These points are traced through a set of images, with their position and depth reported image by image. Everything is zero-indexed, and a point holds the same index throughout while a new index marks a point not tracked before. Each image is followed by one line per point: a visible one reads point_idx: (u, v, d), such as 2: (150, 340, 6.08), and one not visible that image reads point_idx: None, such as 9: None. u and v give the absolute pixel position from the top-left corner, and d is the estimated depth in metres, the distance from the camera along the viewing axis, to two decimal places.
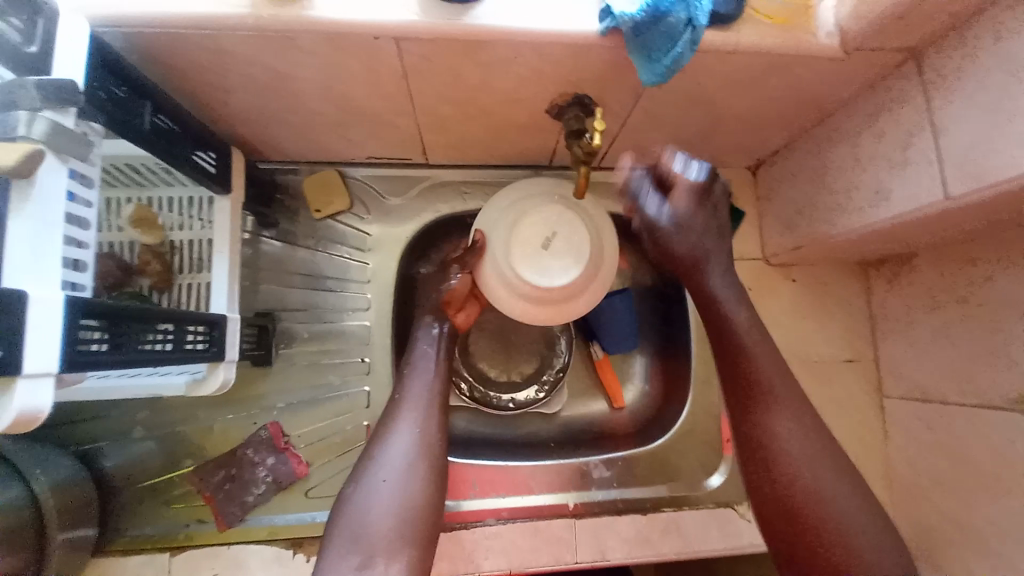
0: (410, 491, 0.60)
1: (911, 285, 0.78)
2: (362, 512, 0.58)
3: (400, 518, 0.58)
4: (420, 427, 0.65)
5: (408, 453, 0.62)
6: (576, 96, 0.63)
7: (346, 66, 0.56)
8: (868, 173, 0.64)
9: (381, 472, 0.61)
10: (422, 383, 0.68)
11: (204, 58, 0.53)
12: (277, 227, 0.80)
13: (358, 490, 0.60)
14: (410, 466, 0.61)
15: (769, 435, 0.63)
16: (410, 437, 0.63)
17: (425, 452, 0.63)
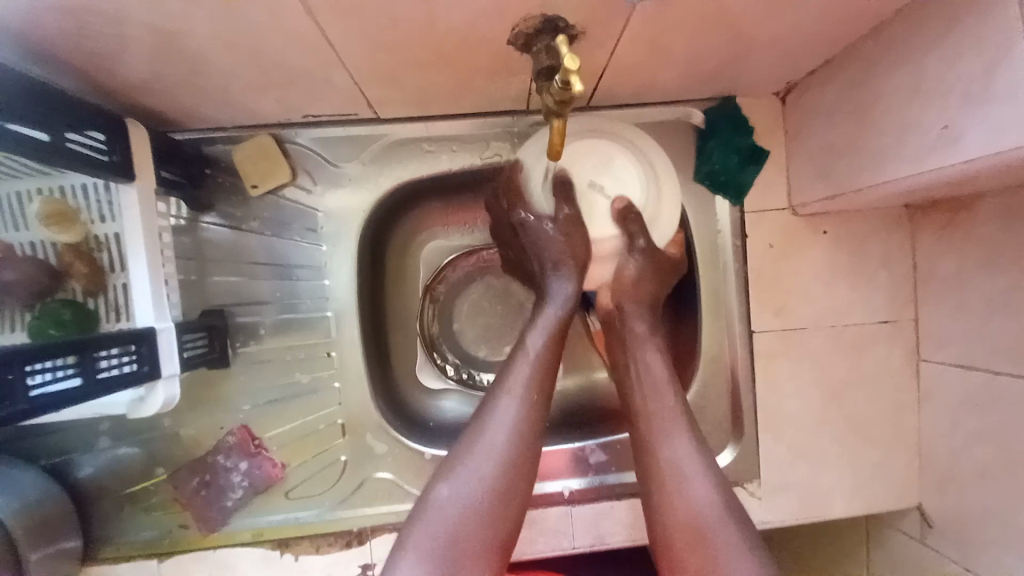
0: (504, 503, 0.51)
1: (970, 237, 0.64)
2: (444, 520, 0.49)
3: (489, 535, 0.50)
4: (521, 421, 0.53)
5: (507, 455, 0.52)
6: (546, 20, 0.47)
7: (233, 13, 0.41)
8: (940, 103, 0.48)
9: (469, 477, 0.51)
10: (530, 365, 0.56)
11: (34, 18, 0.39)
12: (216, 208, 0.69)
13: (443, 489, 0.51)
14: (504, 473, 0.52)
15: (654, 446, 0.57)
16: (512, 434, 0.53)
17: (525, 452, 0.53)
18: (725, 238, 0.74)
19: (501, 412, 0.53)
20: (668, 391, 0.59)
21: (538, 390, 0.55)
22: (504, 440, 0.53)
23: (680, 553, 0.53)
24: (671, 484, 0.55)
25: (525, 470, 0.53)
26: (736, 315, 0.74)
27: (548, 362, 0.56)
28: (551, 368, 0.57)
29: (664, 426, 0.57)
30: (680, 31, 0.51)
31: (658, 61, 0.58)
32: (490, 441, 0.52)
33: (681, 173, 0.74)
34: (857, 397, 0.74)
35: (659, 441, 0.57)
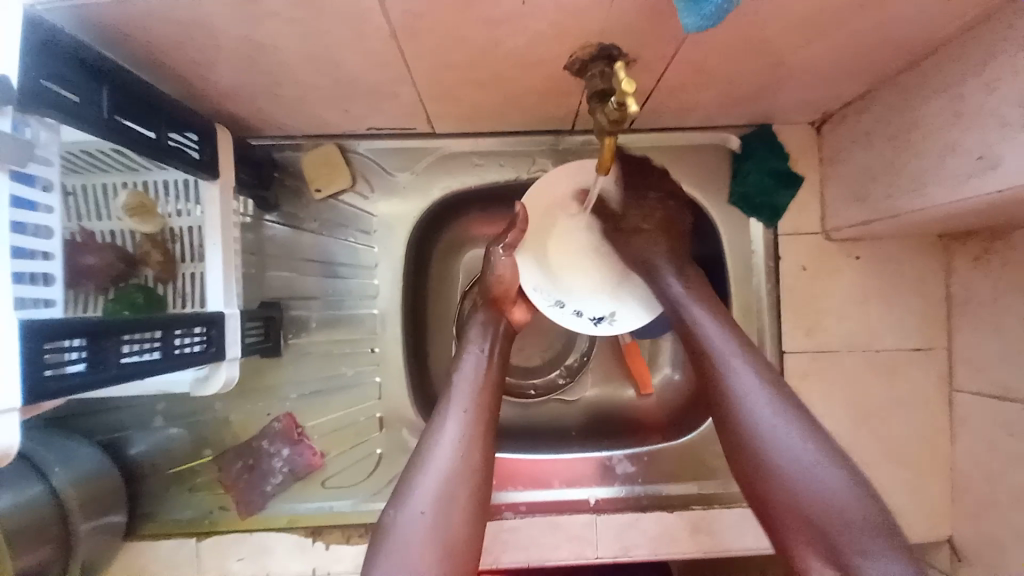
0: (462, 505, 0.53)
1: (1006, 265, 0.65)
2: (405, 528, 0.51)
3: (453, 538, 0.51)
4: (467, 435, 0.57)
5: (455, 467, 0.55)
6: (602, 48, 0.52)
7: (329, 32, 0.47)
8: (974, 133, 0.51)
9: (421, 490, 0.53)
10: (469, 384, 0.61)
11: (160, 32, 0.46)
12: (279, 209, 0.75)
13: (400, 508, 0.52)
14: (456, 481, 0.54)
15: (745, 408, 0.57)
16: (458, 449, 0.56)
17: (474, 462, 0.55)
18: (759, 257, 0.76)
19: (445, 431, 0.57)
20: (753, 378, 0.58)
21: (480, 407, 0.59)
22: (452, 454, 0.55)
23: (811, 536, 0.51)
24: (790, 476, 0.53)
25: (477, 474, 0.55)
26: (768, 332, 0.76)
27: (486, 384, 0.62)
28: (490, 390, 0.62)
29: (752, 413, 0.56)
30: (724, 59, 0.55)
31: (700, 88, 0.62)
32: (437, 459, 0.55)
33: (716, 193, 0.77)
34: (889, 422, 0.74)
35: (762, 440, 0.55)
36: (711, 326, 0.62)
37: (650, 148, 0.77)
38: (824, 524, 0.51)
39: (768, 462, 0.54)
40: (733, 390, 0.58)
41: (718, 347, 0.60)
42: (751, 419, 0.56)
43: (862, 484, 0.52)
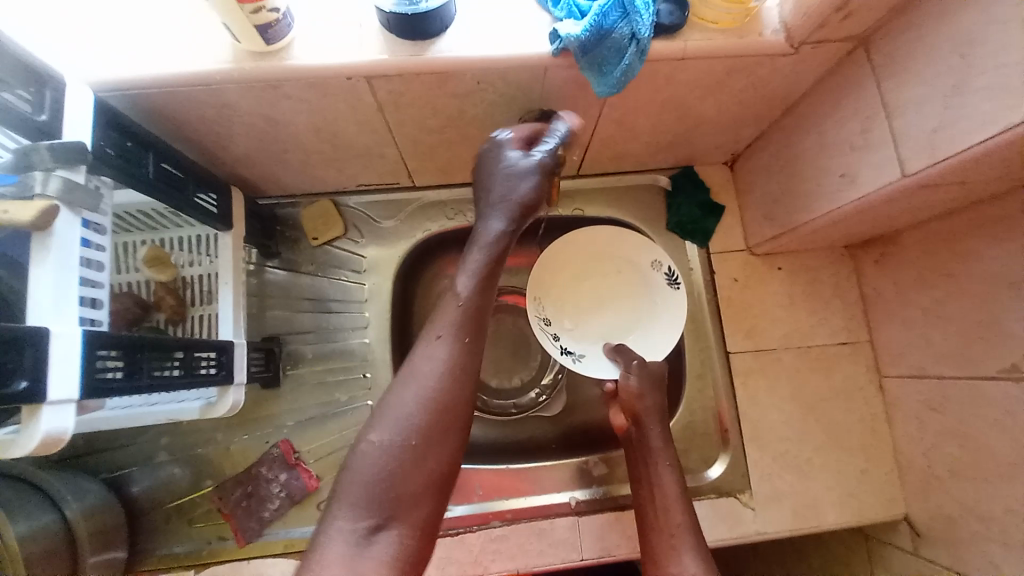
0: (435, 442, 0.54)
1: (899, 264, 0.79)
2: (371, 464, 0.52)
3: (423, 479, 0.53)
4: (451, 363, 0.57)
5: (435, 398, 0.55)
6: (542, 111, 0.66)
7: (330, 107, 0.61)
8: (836, 158, 0.65)
9: (394, 420, 0.54)
10: (457, 311, 0.59)
11: (198, 111, 0.58)
12: (280, 256, 0.85)
13: (374, 437, 0.53)
14: (432, 416, 0.54)
15: (670, 541, 0.65)
16: (438, 381, 0.56)
17: (454, 394, 0.56)
18: (698, 275, 0.88)
19: (428, 355, 0.57)
20: (680, 510, 0.68)
21: (467, 332, 0.59)
22: (433, 386, 0.55)
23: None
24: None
25: (456, 410, 0.56)
26: (713, 339, 0.87)
27: (475, 306, 0.59)
28: (475, 311, 0.59)
29: (672, 540, 0.65)
30: (643, 113, 0.70)
31: (629, 139, 0.78)
32: (417, 385, 0.55)
33: (657, 224, 0.91)
34: (830, 411, 0.83)
35: (670, 552, 0.64)
36: (660, 462, 0.71)
37: (598, 189, 0.91)
38: None
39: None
40: (667, 514, 0.67)
41: (662, 478, 0.70)
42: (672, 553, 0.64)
43: None
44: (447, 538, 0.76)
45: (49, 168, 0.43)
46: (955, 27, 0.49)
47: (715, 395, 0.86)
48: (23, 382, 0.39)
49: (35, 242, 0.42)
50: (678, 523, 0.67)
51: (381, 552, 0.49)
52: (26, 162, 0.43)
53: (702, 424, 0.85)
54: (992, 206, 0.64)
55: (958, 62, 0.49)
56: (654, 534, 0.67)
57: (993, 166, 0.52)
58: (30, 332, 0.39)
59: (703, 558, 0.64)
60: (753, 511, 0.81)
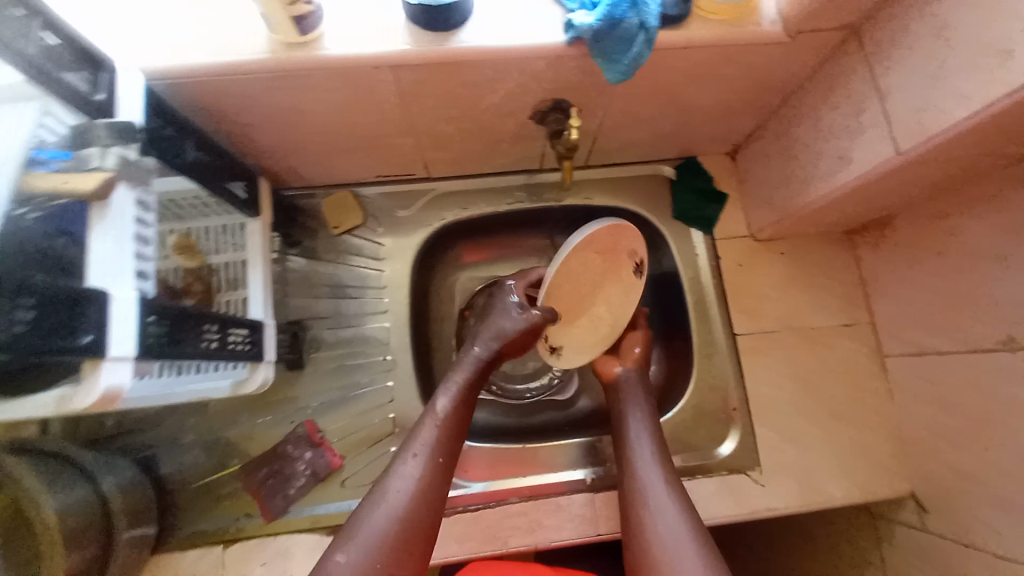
0: (400, 562, 0.57)
1: (896, 246, 0.82)
2: None
3: None
4: (423, 481, 0.63)
5: (404, 516, 0.60)
6: (553, 100, 0.71)
7: (354, 96, 0.65)
8: (832, 142, 0.69)
9: (365, 539, 0.58)
10: (435, 424, 0.67)
11: (231, 101, 0.62)
12: (301, 245, 0.89)
13: (340, 557, 0.57)
14: (402, 533, 0.59)
15: (643, 482, 0.69)
16: (407, 503, 0.60)
17: (422, 514, 0.61)
18: (703, 260, 0.92)
19: (403, 472, 0.63)
20: (659, 475, 0.69)
21: (441, 452, 0.65)
22: (402, 504, 0.60)
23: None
24: (668, 554, 0.61)
25: (422, 531, 0.60)
26: (718, 321, 0.90)
27: (452, 427, 0.68)
28: (456, 430, 0.68)
29: (650, 502, 0.66)
30: (648, 101, 0.74)
31: (634, 129, 0.82)
32: (388, 503, 0.60)
33: (662, 212, 0.94)
34: (833, 390, 0.86)
35: (650, 515, 0.65)
36: (639, 417, 0.76)
37: (605, 179, 0.94)
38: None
39: (651, 543, 0.63)
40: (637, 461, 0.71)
41: (638, 430, 0.74)
42: (645, 497, 0.67)
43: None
44: (466, 513, 0.79)
45: (107, 144, 0.46)
46: (938, 11, 0.53)
47: (725, 375, 0.88)
48: (88, 336, 0.42)
49: (95, 211, 0.45)
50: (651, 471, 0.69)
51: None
52: (85, 139, 0.46)
53: (711, 404, 0.88)
54: (982, 183, 0.67)
55: (941, 45, 0.53)
56: (634, 498, 0.68)
57: (976, 142, 0.56)
58: (93, 291, 0.42)
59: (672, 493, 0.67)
60: (761, 487, 0.83)
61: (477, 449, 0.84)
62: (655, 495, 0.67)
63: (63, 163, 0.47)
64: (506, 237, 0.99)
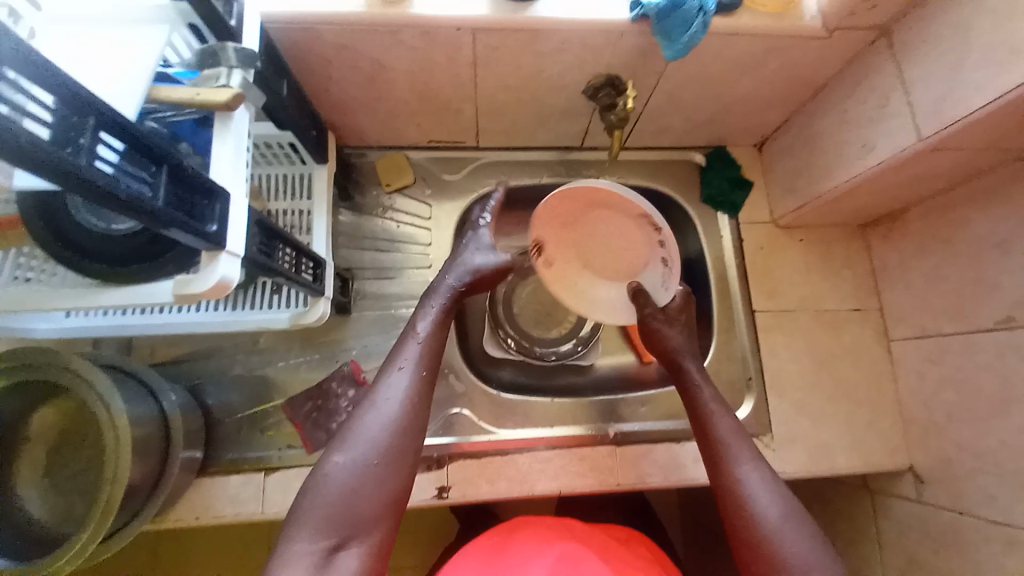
0: (395, 466, 0.59)
1: (905, 237, 0.89)
2: (335, 487, 0.56)
3: (384, 497, 0.57)
4: (412, 394, 0.64)
5: (397, 421, 0.61)
6: (608, 78, 0.77)
7: (429, 56, 0.71)
8: (857, 132, 0.76)
9: (361, 442, 0.59)
10: (417, 349, 0.68)
11: (322, 50, 0.68)
12: (351, 200, 0.94)
13: (338, 458, 0.58)
14: (395, 439, 0.60)
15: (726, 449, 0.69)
16: (399, 413, 0.62)
17: (412, 419, 0.62)
18: (727, 241, 0.98)
19: (393, 383, 0.64)
20: (732, 425, 0.71)
21: (426, 368, 0.67)
22: (394, 411, 0.62)
23: (753, 547, 0.61)
24: (743, 493, 0.65)
25: (412, 436, 0.61)
26: (738, 298, 0.96)
27: (432, 347, 0.69)
28: (439, 350, 0.70)
29: (732, 448, 0.69)
30: (691, 86, 0.81)
31: (674, 112, 0.88)
32: (382, 410, 0.61)
33: (690, 195, 1.01)
34: (842, 368, 0.92)
35: (743, 487, 0.65)
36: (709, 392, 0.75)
37: (640, 161, 1.01)
38: (763, 548, 0.60)
39: (741, 507, 0.64)
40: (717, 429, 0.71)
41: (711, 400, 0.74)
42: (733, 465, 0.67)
43: (820, 538, 0.61)
44: (497, 456, 0.84)
45: (232, 65, 0.52)
46: (960, 14, 0.60)
47: (741, 348, 0.94)
48: (213, 227, 0.45)
49: (218, 121, 0.50)
50: (730, 433, 0.70)
51: (344, 570, 0.51)
52: (214, 59, 0.52)
53: (727, 373, 0.94)
54: (990, 176, 0.74)
55: (961, 43, 0.60)
56: (716, 455, 0.69)
57: (989, 131, 0.63)
58: (220, 189, 0.46)
59: (756, 460, 0.67)
60: (772, 452, 0.89)
61: (508, 400, 0.89)
62: (747, 467, 0.66)
63: (191, 82, 0.51)
64: None
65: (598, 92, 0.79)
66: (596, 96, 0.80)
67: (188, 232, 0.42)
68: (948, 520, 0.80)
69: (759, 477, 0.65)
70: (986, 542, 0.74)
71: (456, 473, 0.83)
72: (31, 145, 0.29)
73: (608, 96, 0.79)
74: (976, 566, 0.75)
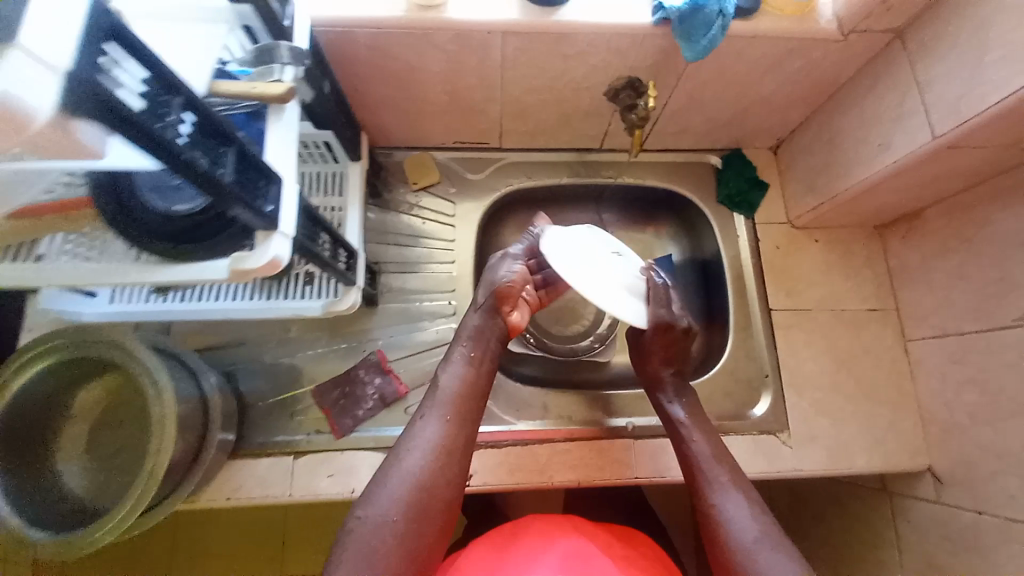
0: (421, 519, 0.61)
1: (923, 238, 0.90)
2: (362, 541, 0.59)
3: (410, 549, 0.59)
4: (440, 444, 0.66)
5: (424, 474, 0.64)
6: (629, 80, 0.81)
7: (462, 58, 0.75)
8: (873, 131, 0.78)
9: (389, 495, 0.62)
10: (446, 396, 0.70)
11: (362, 52, 0.73)
12: (379, 197, 0.98)
13: (366, 510, 0.61)
14: (422, 490, 0.62)
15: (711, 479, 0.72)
16: (426, 466, 0.64)
17: (440, 471, 0.64)
18: (744, 241, 1.00)
19: (421, 434, 0.67)
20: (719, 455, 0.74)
21: (454, 415, 0.69)
22: (421, 463, 0.64)
23: None
24: (725, 526, 0.67)
25: (441, 489, 0.64)
26: (756, 296, 0.97)
27: (464, 394, 0.71)
28: (473, 393, 0.72)
29: (716, 479, 0.72)
30: (710, 87, 0.84)
31: (693, 114, 0.91)
32: (410, 462, 0.64)
33: (708, 196, 1.03)
34: (860, 366, 0.93)
35: (724, 520, 0.68)
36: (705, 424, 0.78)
37: (658, 162, 1.04)
38: None
39: (722, 539, 0.67)
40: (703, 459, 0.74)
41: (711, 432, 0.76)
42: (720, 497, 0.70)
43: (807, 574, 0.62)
44: (518, 446, 0.86)
45: (286, 62, 0.55)
46: (975, 16, 0.62)
47: (759, 346, 0.95)
48: (269, 207, 0.49)
49: (272, 112, 0.54)
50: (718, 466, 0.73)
51: None
52: (269, 57, 0.56)
53: (745, 370, 0.95)
54: (1007, 176, 0.75)
55: (976, 43, 0.62)
56: (701, 485, 0.73)
57: (1006, 129, 0.65)
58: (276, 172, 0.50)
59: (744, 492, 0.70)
60: (790, 448, 0.89)
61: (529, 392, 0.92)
62: (735, 499, 0.69)
63: (247, 77, 0.55)
64: (561, 210, 1.09)
65: (620, 94, 0.83)
66: (618, 97, 0.83)
67: (248, 212, 0.46)
68: (969, 519, 0.80)
69: (744, 510, 0.68)
70: (1008, 540, 0.74)
71: (478, 461, 0.85)
72: (130, 115, 0.33)
73: (629, 97, 0.82)
74: (996, 564, 0.75)
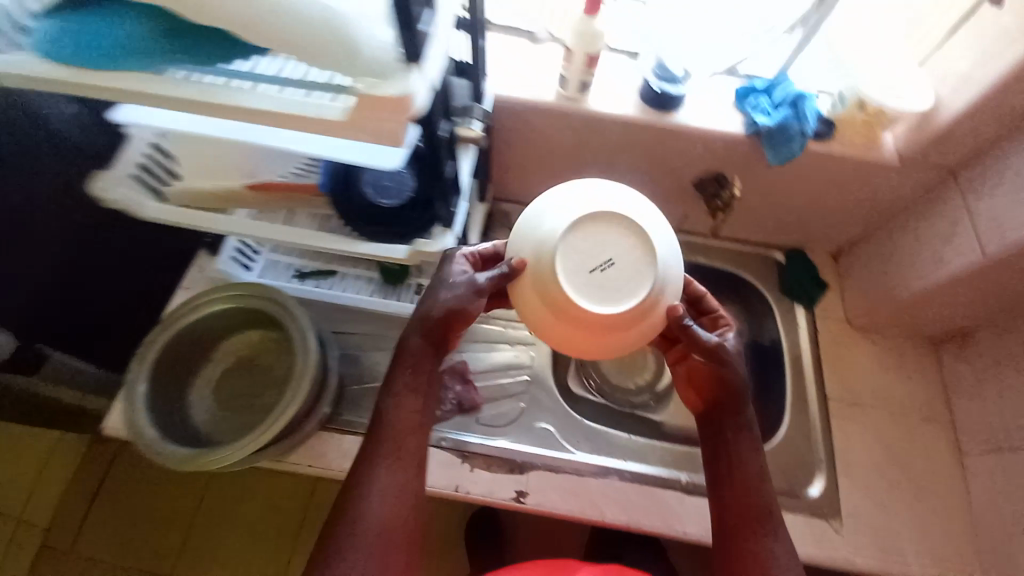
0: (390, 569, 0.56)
1: (977, 354, 0.97)
2: None
3: None
4: (396, 488, 0.60)
5: (383, 523, 0.58)
6: (716, 173, 0.98)
7: (586, 138, 0.95)
8: (930, 247, 0.90)
9: (348, 550, 0.56)
10: (392, 432, 0.62)
11: (512, 121, 0.94)
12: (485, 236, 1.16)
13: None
14: (385, 542, 0.57)
15: (749, 533, 0.66)
16: (381, 514, 0.58)
17: (401, 514, 0.59)
18: (803, 330, 1.09)
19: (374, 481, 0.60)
20: (764, 502, 0.67)
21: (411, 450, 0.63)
22: (379, 513, 0.58)
23: None
24: None
25: (403, 532, 0.59)
26: (811, 381, 1.04)
27: (415, 421, 0.64)
28: (415, 422, 0.63)
29: (763, 526, 0.66)
30: (783, 191, 1.00)
31: (765, 211, 1.07)
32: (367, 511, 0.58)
33: (770, 285, 1.15)
34: (914, 468, 0.95)
35: None
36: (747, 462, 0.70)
37: (727, 249, 1.18)
38: None
39: None
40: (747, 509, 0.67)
41: (748, 478, 0.69)
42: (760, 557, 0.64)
43: None
44: (575, 474, 0.92)
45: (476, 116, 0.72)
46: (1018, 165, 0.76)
47: (813, 429, 1.00)
48: (452, 206, 0.72)
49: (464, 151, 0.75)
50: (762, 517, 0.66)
51: None
52: (465, 111, 0.71)
53: (798, 450, 0.99)
54: None
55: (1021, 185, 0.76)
56: (737, 544, 0.66)
57: None
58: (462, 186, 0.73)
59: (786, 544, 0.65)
60: (841, 536, 0.90)
61: (590, 427, 0.99)
62: (776, 552, 0.64)
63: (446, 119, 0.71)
64: None
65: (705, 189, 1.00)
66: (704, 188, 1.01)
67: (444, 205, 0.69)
68: None
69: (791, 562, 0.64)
70: None
71: (536, 481, 0.91)
72: None
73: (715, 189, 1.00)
74: None
